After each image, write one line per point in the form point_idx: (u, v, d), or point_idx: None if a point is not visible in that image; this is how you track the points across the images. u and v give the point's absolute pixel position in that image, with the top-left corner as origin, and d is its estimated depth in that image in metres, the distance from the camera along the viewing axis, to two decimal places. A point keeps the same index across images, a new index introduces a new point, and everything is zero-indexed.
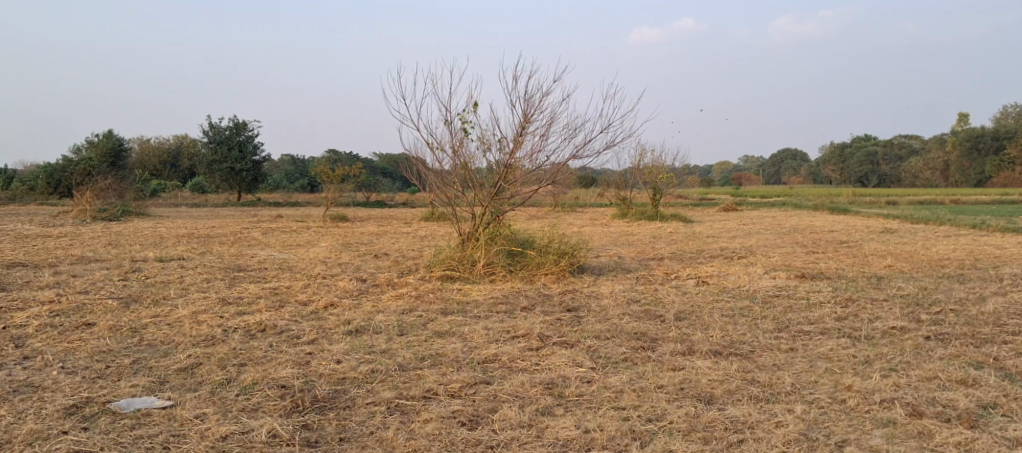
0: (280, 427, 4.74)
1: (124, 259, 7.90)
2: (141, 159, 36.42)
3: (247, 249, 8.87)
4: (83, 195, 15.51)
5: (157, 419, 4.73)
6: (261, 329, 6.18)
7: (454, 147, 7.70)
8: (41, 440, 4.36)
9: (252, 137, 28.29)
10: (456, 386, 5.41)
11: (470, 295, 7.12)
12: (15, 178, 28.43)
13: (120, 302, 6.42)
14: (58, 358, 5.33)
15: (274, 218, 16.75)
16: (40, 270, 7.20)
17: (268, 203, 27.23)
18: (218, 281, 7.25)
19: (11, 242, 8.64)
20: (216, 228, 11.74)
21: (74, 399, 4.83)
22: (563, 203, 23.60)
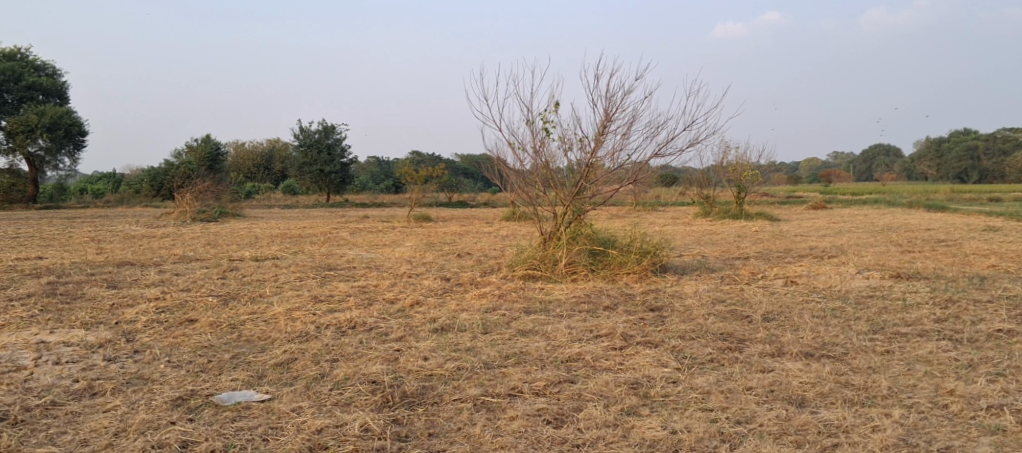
0: (372, 422, 4.88)
1: (223, 258, 8.26)
2: (236, 163, 38.04)
3: (336, 248, 9.15)
4: (184, 197, 16.25)
5: (256, 412, 4.93)
6: (352, 326, 6.37)
7: (535, 147, 7.79)
8: (153, 429, 4.60)
9: (340, 140, 29.17)
10: (541, 384, 5.45)
11: (552, 294, 7.15)
12: (120, 183, 30.14)
13: (220, 300, 6.72)
14: (166, 353, 5.61)
15: (361, 219, 17.21)
16: (146, 268, 7.60)
17: (355, 203, 27.98)
18: (310, 279, 7.50)
19: (121, 243, 9.15)
20: (307, 228, 12.12)
21: (180, 392, 5.08)
22: (645, 202, 23.43)
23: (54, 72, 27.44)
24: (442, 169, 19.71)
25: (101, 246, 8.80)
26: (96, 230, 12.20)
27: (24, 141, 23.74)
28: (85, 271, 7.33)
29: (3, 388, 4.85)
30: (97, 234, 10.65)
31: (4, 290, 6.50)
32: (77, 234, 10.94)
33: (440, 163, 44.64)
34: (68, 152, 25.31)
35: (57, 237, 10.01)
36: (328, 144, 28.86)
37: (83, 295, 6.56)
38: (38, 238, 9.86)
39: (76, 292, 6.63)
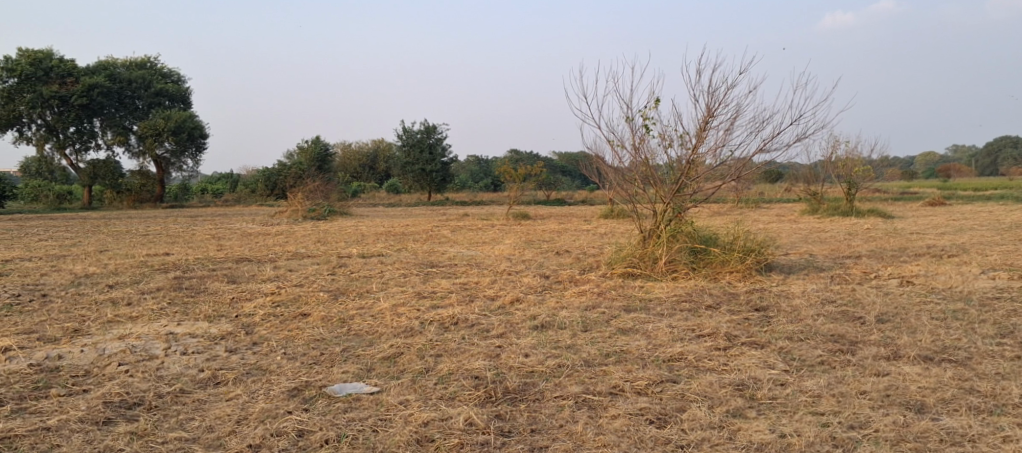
0: (476, 416, 4.97)
1: (332, 254, 8.59)
2: (343, 163, 39.60)
3: (438, 246, 9.35)
4: (296, 196, 16.92)
5: (365, 404, 5.11)
6: (454, 322, 6.50)
7: (634, 144, 7.74)
8: (271, 418, 4.84)
9: (441, 139, 29.79)
10: (643, 384, 5.41)
11: (653, 292, 7.08)
12: (238, 183, 31.90)
13: (330, 295, 6.99)
14: (281, 345, 5.88)
15: (462, 216, 17.51)
16: (262, 264, 7.98)
17: (455, 202, 28.51)
18: (414, 276, 7.70)
19: (240, 240, 9.66)
20: (410, 226, 12.44)
21: (296, 383, 5.32)
22: (749, 199, 22.83)
23: (179, 79, 29.22)
24: (541, 167, 19.80)
25: (222, 243, 9.29)
26: (217, 227, 12.89)
27: (152, 144, 25.60)
28: (208, 267, 7.78)
29: (139, 375, 5.19)
30: (217, 232, 11.23)
31: (137, 284, 6.96)
32: (200, 231, 11.57)
33: (534, 160, 44.77)
34: (191, 154, 27.01)
35: (183, 235, 10.64)
36: (429, 143, 29.52)
37: (206, 289, 6.96)
38: (165, 236, 10.49)
39: (200, 286, 7.04)
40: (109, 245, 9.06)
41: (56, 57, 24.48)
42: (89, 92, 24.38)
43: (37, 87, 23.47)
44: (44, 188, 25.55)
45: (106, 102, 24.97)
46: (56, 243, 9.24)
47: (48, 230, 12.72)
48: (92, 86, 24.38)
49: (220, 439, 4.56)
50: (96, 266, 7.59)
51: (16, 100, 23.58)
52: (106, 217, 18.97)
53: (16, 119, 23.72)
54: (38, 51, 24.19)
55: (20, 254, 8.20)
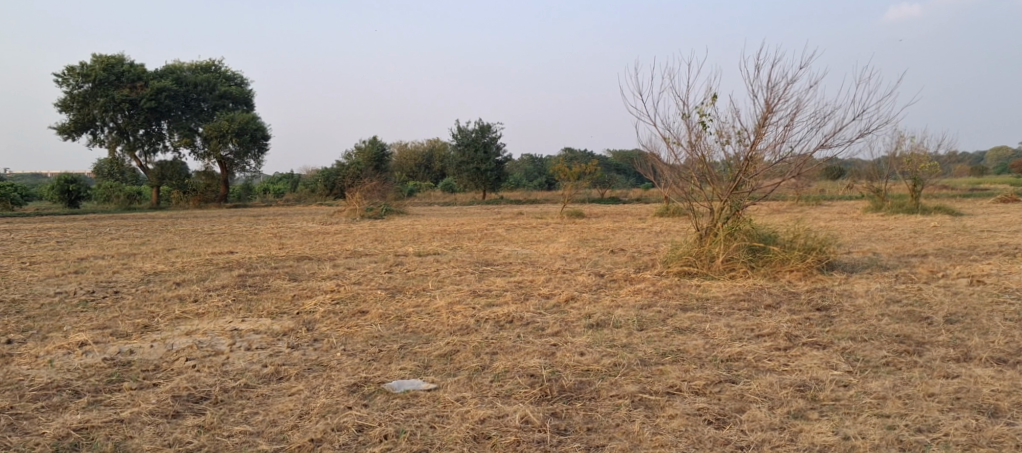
0: (532, 414, 4.98)
1: (389, 253, 8.71)
2: (399, 163, 40.27)
3: (493, 244, 9.40)
4: (354, 196, 17.21)
5: (423, 400, 5.18)
6: (509, 320, 6.53)
7: (691, 141, 7.65)
8: (332, 413, 4.94)
9: (495, 138, 29.96)
10: (701, 384, 5.35)
11: (710, 291, 6.99)
12: (297, 183, 32.70)
13: (387, 292, 7.10)
14: (341, 342, 6.00)
15: (517, 215, 17.54)
16: (322, 262, 8.15)
17: (509, 201, 28.61)
18: (469, 274, 7.75)
19: (301, 238, 9.89)
20: (465, 225, 12.53)
21: (355, 379, 5.42)
22: (809, 197, 22.32)
23: (242, 82, 30.01)
24: (595, 165, 19.75)
25: (283, 241, 9.51)
26: (279, 227, 13.21)
27: (217, 146, 26.38)
28: (270, 265, 7.97)
29: (205, 370, 5.34)
30: (279, 231, 11.50)
31: (203, 282, 7.18)
32: (263, 230, 11.87)
33: (586, 159, 44.62)
34: (253, 155, 27.67)
35: (246, 234, 10.93)
36: (484, 143, 29.72)
37: (268, 287, 7.13)
38: (229, 235, 10.79)
39: (262, 284, 7.22)
40: (177, 243, 9.37)
41: (127, 62, 25.41)
42: (157, 95, 25.22)
43: (110, 91, 24.36)
44: (116, 189, 26.30)
45: (173, 105, 25.82)
46: (128, 242, 9.59)
47: (120, 229, 13.22)
48: (159, 90, 25.25)
49: (283, 433, 4.67)
50: (164, 264, 7.85)
51: (90, 104, 24.64)
52: (175, 216, 19.65)
53: (90, 122, 24.76)
54: (111, 57, 25.13)
55: (95, 252, 8.54)
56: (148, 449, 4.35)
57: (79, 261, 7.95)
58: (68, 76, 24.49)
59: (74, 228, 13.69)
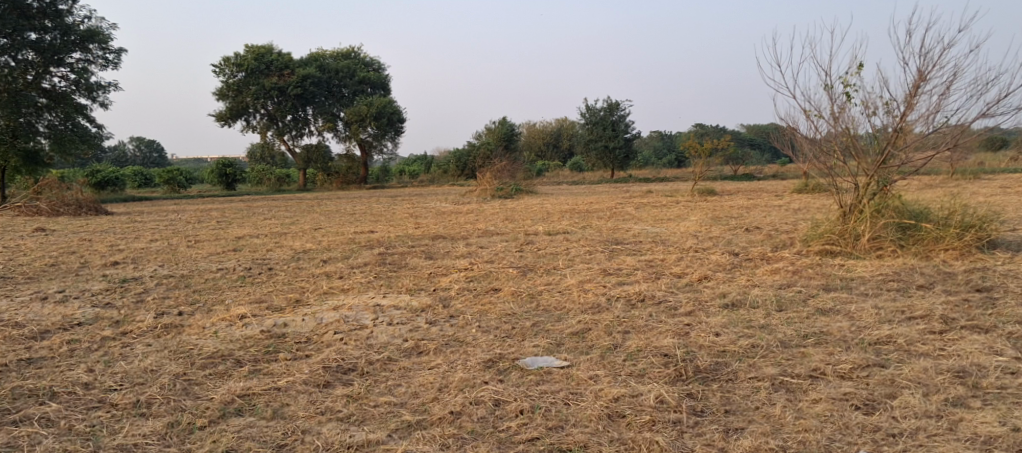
0: (667, 394, 4.93)
1: (519, 232, 8.82)
2: (528, 142, 41.15)
3: (622, 223, 9.32)
4: (484, 176, 17.50)
5: (557, 377, 5.23)
6: (641, 299, 6.47)
7: (833, 113, 7.28)
8: (469, 387, 5.08)
9: (624, 116, 29.65)
10: (847, 367, 5.10)
11: (855, 271, 6.65)
12: (430, 164, 33.81)
13: (519, 271, 7.21)
14: (476, 318, 6.15)
15: (647, 193, 17.27)
16: (456, 241, 8.37)
17: (638, 179, 28.33)
18: (599, 253, 7.73)
19: (436, 218, 10.18)
20: (593, 204, 12.48)
21: (490, 355, 5.54)
22: (966, 170, 20.66)
23: (380, 67, 31.67)
24: (728, 141, 19.27)
25: (419, 221, 9.83)
26: (416, 207, 13.65)
27: (357, 130, 27.77)
28: (407, 244, 8.26)
29: (352, 343, 5.62)
30: (416, 211, 11.89)
31: (347, 259, 7.55)
32: (400, 210, 12.27)
33: (714, 135, 43.41)
34: (391, 138, 28.88)
35: (385, 214, 11.36)
36: (612, 121, 29.51)
37: (406, 265, 7.41)
38: (369, 215, 11.24)
39: (401, 262, 7.50)
40: (322, 223, 9.86)
41: (275, 52, 27.09)
42: (302, 82, 26.68)
43: (260, 80, 26.25)
44: (267, 173, 28.56)
45: (317, 91, 27.20)
46: (278, 222, 10.21)
47: (272, 210, 14.07)
48: (305, 77, 26.75)
49: (425, 405, 4.85)
50: (312, 243, 8.32)
51: (243, 93, 26.44)
52: (321, 197, 20.80)
53: (243, 109, 26.58)
54: (260, 46, 26.96)
55: (249, 232, 9.14)
56: (303, 416, 4.63)
57: (237, 240, 8.54)
58: (224, 66, 26.44)
59: (230, 210, 14.67)
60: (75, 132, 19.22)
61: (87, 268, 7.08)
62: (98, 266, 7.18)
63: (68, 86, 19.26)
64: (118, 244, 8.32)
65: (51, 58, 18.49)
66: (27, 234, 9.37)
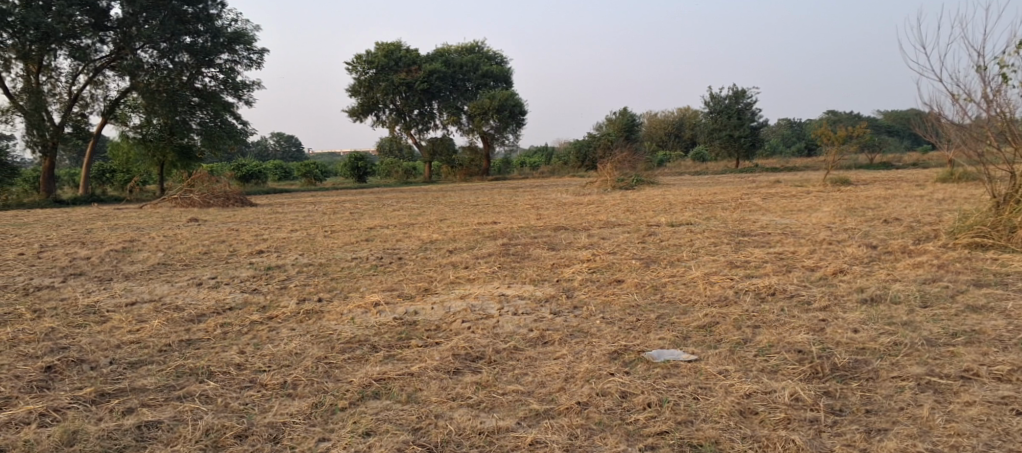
0: (803, 392, 4.73)
1: (642, 223, 8.73)
2: (650, 132, 44.54)
3: (749, 214, 9.06)
4: (605, 167, 17.52)
5: (684, 371, 5.10)
6: (771, 292, 6.26)
7: (987, 97, 6.82)
8: (595, 378, 5.03)
9: (750, 104, 29.32)
10: (1004, 370, 4.75)
11: (1010, 266, 6.19)
12: (550, 155, 34.28)
13: (642, 263, 7.13)
14: (600, 310, 6.12)
15: (775, 183, 16.79)
16: (578, 233, 8.38)
17: (765, 168, 27.66)
18: (725, 245, 7.55)
19: (556, 209, 10.23)
20: (717, 194, 12.19)
21: (615, 346, 5.47)
22: None
23: (503, 61, 33.71)
24: (864, 127, 18.56)
25: (540, 212, 9.90)
26: (537, 198, 13.82)
27: (480, 122, 29.48)
28: (530, 235, 8.34)
29: (479, 332, 5.72)
30: (537, 202, 11.95)
31: (472, 249, 7.71)
32: (523, 201, 12.37)
33: (843, 122, 41.69)
34: (512, 130, 30.45)
35: (507, 205, 11.55)
36: (738, 109, 29.32)
37: (530, 255, 7.48)
38: (493, 206, 11.45)
39: (524, 253, 7.59)
40: (447, 214, 10.11)
41: (404, 49, 30.12)
42: (429, 77, 29.35)
43: (390, 77, 29.05)
44: (395, 165, 30.23)
45: (443, 85, 29.76)
46: (405, 213, 10.54)
47: (400, 201, 14.56)
48: (431, 72, 29.36)
49: (552, 394, 4.84)
50: (438, 233, 8.54)
51: (374, 88, 29.42)
52: (445, 189, 21.50)
53: (373, 104, 29.66)
54: (390, 44, 30.06)
55: (379, 222, 9.49)
56: (435, 401, 4.73)
57: (369, 230, 8.88)
58: (357, 64, 29.75)
59: (361, 201, 15.34)
60: (223, 128, 20.97)
61: (235, 256, 7.55)
62: (245, 254, 7.65)
63: (217, 85, 20.90)
64: (262, 234, 8.85)
65: (203, 59, 20.04)
66: (182, 224, 10.11)
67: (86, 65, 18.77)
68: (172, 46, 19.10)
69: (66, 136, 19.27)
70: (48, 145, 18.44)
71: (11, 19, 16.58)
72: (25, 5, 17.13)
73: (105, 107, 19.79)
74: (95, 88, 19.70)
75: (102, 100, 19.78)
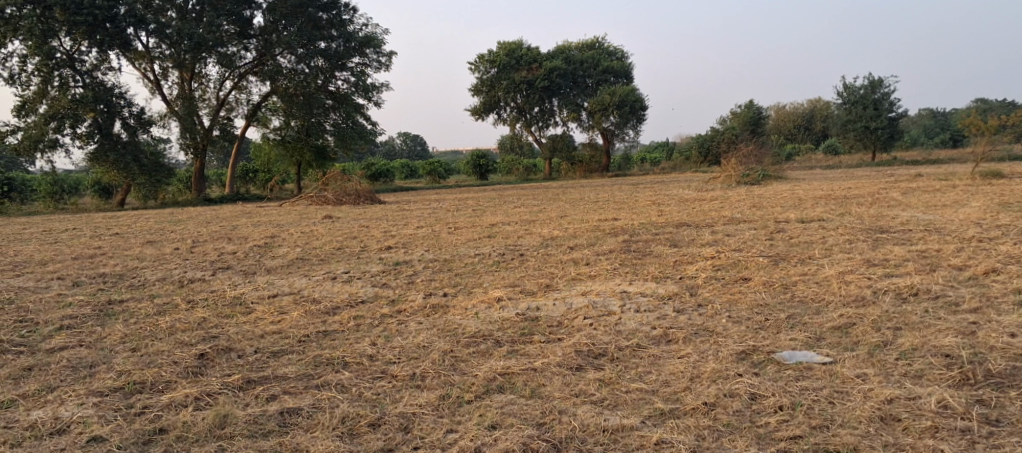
0: (952, 399, 4.41)
1: (770, 220, 8.43)
2: (778, 125, 43.25)
3: (887, 209, 8.57)
4: (731, 162, 17.15)
5: (819, 373, 4.84)
6: (914, 293, 5.88)
7: None
8: (722, 379, 4.85)
9: (889, 93, 27.61)
10: None
11: None
12: (670, 150, 33.78)
13: (770, 260, 6.88)
14: (726, 308, 5.93)
15: (918, 176, 15.86)
16: (701, 229, 8.20)
17: (904, 161, 26.13)
18: (861, 243, 7.17)
19: (678, 205, 10.07)
20: (851, 189, 11.63)
21: (743, 346, 5.27)
22: None
23: (623, 56, 33.41)
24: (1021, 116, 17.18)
25: (662, 208, 9.73)
26: (660, 193, 13.72)
27: (600, 118, 29.42)
28: (651, 231, 8.23)
29: (601, 328, 5.66)
30: (659, 198, 11.81)
31: (592, 246, 7.69)
32: (644, 198, 12.27)
33: (993, 111, 38.58)
34: (632, 126, 30.13)
35: (628, 202, 11.42)
36: (874, 99, 27.74)
37: (651, 252, 7.38)
38: (614, 202, 11.38)
39: (645, 249, 7.50)
40: (567, 211, 10.12)
41: (525, 47, 30.58)
42: (549, 75, 29.55)
43: (511, 75, 29.91)
44: (516, 162, 30.94)
45: (563, 83, 29.87)
46: (527, 210, 10.64)
47: (522, 198, 14.80)
48: (551, 70, 29.58)
49: (677, 394, 4.70)
50: (559, 230, 8.57)
51: (496, 87, 30.50)
52: (565, 186, 21.43)
53: (495, 103, 30.87)
54: (512, 43, 30.76)
55: (502, 219, 9.64)
56: (559, 397, 4.71)
57: (491, 227, 9.05)
58: (479, 64, 30.78)
59: (485, 198, 15.63)
60: (354, 129, 22.03)
61: (367, 251, 7.87)
62: (375, 249, 7.95)
63: (349, 88, 21.87)
64: (390, 230, 9.18)
65: (337, 64, 21.04)
66: (318, 221, 10.65)
67: (232, 71, 20.14)
68: (308, 52, 20.18)
69: (215, 139, 20.74)
70: (199, 147, 19.90)
71: (169, 31, 18.04)
72: (181, 18, 18.64)
73: (248, 111, 21.16)
74: (240, 94, 21.11)
75: (246, 104, 21.16)
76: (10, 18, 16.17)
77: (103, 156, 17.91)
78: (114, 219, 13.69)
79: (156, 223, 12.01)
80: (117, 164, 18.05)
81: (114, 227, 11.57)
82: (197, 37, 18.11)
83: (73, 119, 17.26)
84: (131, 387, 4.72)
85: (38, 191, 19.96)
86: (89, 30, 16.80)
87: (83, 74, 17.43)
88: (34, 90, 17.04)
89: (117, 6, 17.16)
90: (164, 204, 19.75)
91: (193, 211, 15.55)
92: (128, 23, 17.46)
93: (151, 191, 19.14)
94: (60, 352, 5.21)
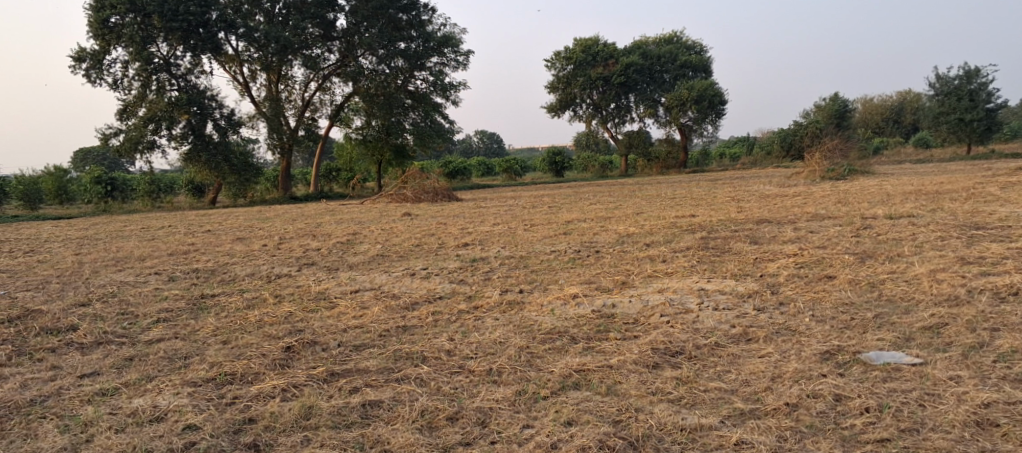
0: None
1: (855, 216, 8.14)
2: (866, 118, 41.56)
3: (985, 205, 8.13)
4: (814, 157, 16.62)
5: (908, 375, 4.65)
6: (1013, 292, 5.58)
7: None
8: (805, 379, 4.72)
9: (986, 84, 26.10)
10: None
11: None
12: (751, 145, 32.93)
13: (856, 258, 6.66)
14: (808, 307, 5.77)
15: (1020, 170, 14.97)
16: (784, 226, 8.01)
17: (1003, 154, 24.65)
18: (955, 240, 6.85)
19: (759, 201, 9.81)
20: (946, 184, 11.07)
21: (827, 346, 5.11)
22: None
23: (702, 49, 32.77)
24: None
25: (741, 204, 9.53)
26: (739, 189, 13.42)
27: (678, 113, 29.03)
28: (731, 228, 8.07)
29: (678, 326, 5.60)
30: (739, 194, 11.56)
31: (669, 243, 7.61)
32: (723, 194, 12.04)
33: None
34: (710, 121, 29.48)
35: (706, 198, 11.21)
36: (970, 89, 26.26)
37: (730, 249, 7.25)
38: (692, 198, 11.21)
39: (723, 247, 7.36)
40: (643, 207, 10.02)
41: (601, 43, 30.39)
42: (626, 70, 29.29)
43: (587, 71, 29.81)
44: (592, 159, 30.84)
45: (639, 78, 29.55)
46: (603, 206, 10.59)
47: (598, 194, 14.75)
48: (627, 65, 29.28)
49: (757, 394, 4.61)
50: (635, 227, 8.51)
51: (572, 84, 30.46)
52: (642, 182, 21.08)
53: (571, 100, 30.84)
54: (588, 39, 30.56)
55: (577, 216, 9.65)
56: (635, 394, 4.69)
57: (567, 224, 9.06)
58: (556, 61, 30.79)
59: (563, 195, 15.65)
60: (432, 128, 22.39)
61: (444, 248, 8.01)
62: (452, 246, 8.08)
63: (428, 88, 22.24)
64: (468, 227, 9.31)
65: (416, 64, 21.42)
66: (397, 218, 10.91)
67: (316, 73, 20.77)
68: (388, 52, 20.60)
69: (300, 138, 21.45)
70: (285, 146, 20.62)
71: (257, 35, 18.74)
72: (268, 22, 19.36)
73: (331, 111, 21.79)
74: (324, 95, 21.77)
75: (329, 105, 21.81)
76: (113, 26, 17.14)
77: (196, 155, 18.80)
78: (206, 217, 14.33)
79: (245, 220, 12.56)
80: (208, 163, 18.92)
81: (206, 225, 12.17)
82: (284, 40, 18.76)
83: (169, 121, 18.18)
84: (222, 379, 4.96)
85: (137, 190, 21.07)
86: (183, 36, 17.64)
87: (178, 78, 18.33)
88: (134, 94, 18.03)
89: (209, 12, 17.95)
90: (252, 202, 20.60)
91: (280, 209, 16.11)
92: (219, 28, 18.25)
93: (240, 190, 19.99)
94: (158, 344, 5.53)
